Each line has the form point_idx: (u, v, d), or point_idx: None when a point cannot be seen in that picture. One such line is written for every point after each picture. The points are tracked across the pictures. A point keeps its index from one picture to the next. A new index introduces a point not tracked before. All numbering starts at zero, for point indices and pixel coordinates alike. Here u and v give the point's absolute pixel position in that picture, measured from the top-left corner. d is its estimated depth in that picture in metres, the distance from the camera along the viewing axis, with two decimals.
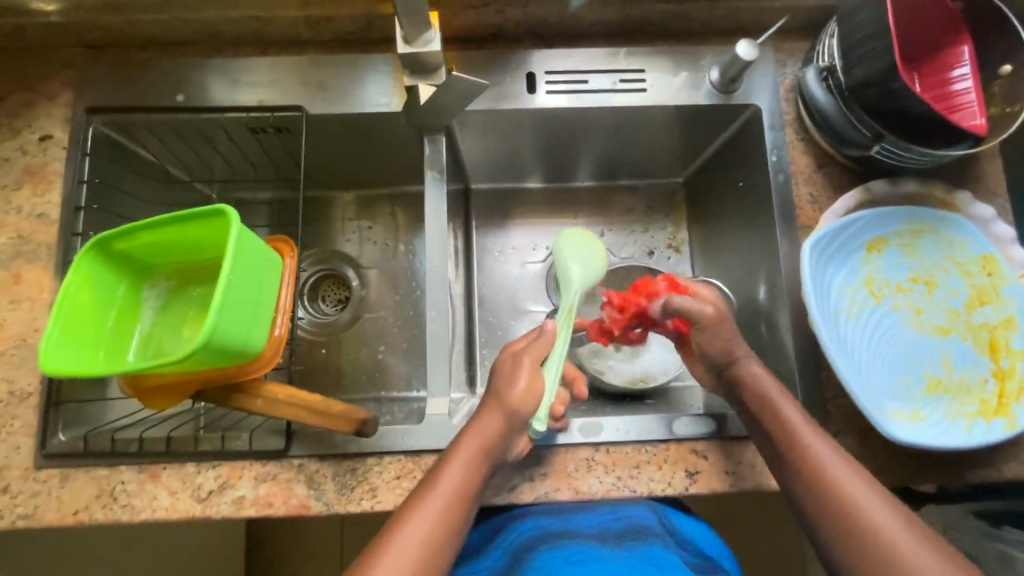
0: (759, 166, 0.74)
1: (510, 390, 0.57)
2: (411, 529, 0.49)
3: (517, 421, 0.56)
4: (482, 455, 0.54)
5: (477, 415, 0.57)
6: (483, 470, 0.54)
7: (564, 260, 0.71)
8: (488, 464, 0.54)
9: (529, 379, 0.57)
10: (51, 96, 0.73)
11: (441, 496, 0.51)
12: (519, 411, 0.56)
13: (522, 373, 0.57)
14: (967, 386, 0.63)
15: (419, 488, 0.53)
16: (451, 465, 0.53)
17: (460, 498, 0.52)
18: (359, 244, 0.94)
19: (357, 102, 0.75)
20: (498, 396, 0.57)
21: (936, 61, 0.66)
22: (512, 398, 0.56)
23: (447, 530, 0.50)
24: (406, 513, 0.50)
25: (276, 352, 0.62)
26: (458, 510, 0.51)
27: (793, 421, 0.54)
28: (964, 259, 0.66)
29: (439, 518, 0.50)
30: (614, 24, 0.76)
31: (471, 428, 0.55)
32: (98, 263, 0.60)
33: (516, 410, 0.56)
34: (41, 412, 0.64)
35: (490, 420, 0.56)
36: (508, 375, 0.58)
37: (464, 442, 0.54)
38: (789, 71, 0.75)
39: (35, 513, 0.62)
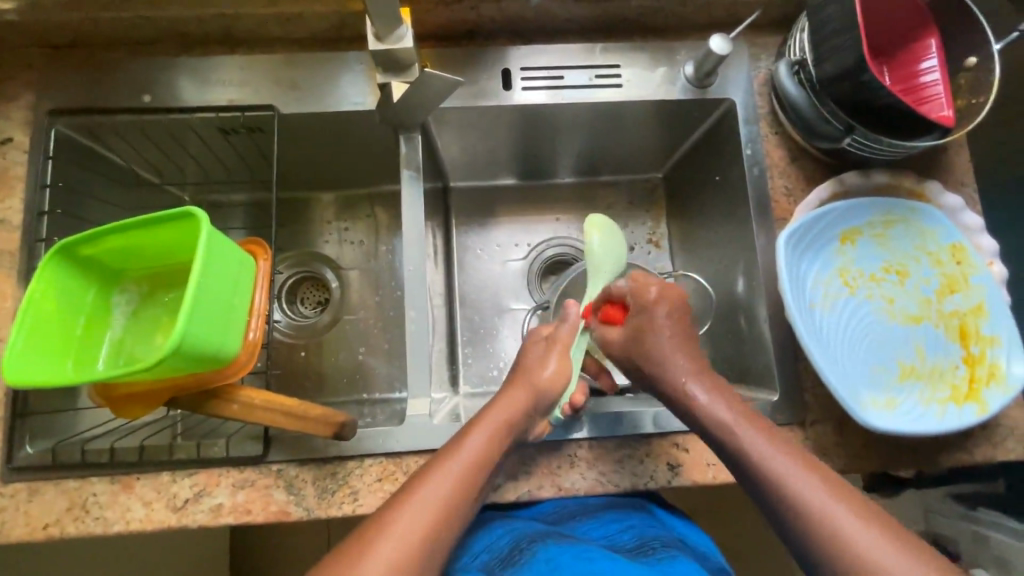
0: (736, 160, 0.75)
1: (541, 370, 0.59)
2: (429, 491, 0.48)
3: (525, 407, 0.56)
4: (506, 428, 0.54)
5: (502, 392, 0.58)
6: (504, 442, 0.54)
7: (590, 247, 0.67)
8: (510, 437, 0.55)
9: (559, 362, 0.59)
10: (10, 98, 0.71)
11: (463, 461, 0.51)
12: (546, 390, 0.58)
13: (550, 359, 0.60)
14: (940, 372, 0.64)
15: (438, 454, 0.52)
16: (476, 432, 0.53)
17: (480, 467, 0.52)
18: (337, 245, 0.92)
19: (330, 100, 0.73)
20: (526, 373, 0.59)
21: (904, 55, 0.67)
22: (542, 379, 0.58)
23: (466, 496, 0.50)
24: (426, 474, 0.50)
25: (251, 356, 0.61)
26: (476, 479, 0.51)
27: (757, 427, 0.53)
28: (935, 249, 0.67)
29: (459, 482, 0.50)
30: (589, 20, 0.76)
31: (495, 402, 0.56)
32: (63, 269, 0.58)
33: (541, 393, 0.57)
34: (7, 424, 0.62)
35: (519, 394, 0.57)
36: (537, 359, 0.60)
37: (489, 413, 0.55)
38: (763, 65, 0.76)
39: (3, 529, 0.60)
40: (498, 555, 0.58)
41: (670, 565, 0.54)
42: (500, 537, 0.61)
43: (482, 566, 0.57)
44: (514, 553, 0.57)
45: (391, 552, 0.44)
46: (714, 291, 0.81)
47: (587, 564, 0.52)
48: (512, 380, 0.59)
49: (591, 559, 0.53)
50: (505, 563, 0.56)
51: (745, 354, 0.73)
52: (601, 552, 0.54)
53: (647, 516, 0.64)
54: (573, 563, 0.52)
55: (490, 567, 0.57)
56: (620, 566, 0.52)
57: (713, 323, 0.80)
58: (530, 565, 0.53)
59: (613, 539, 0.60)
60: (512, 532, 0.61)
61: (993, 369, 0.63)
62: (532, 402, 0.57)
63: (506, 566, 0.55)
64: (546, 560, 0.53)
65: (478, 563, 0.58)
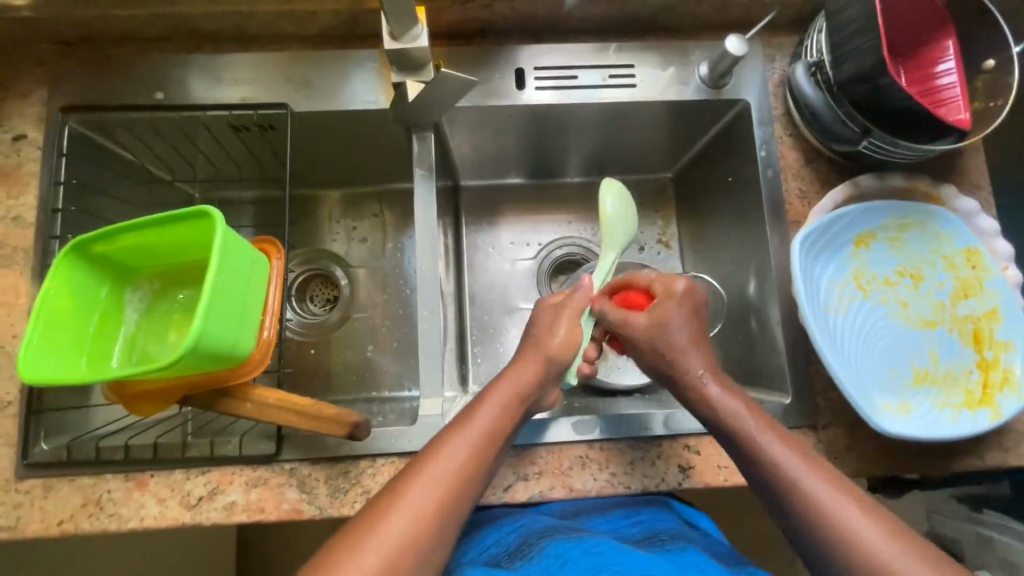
0: (749, 161, 0.74)
1: (551, 339, 0.59)
2: (441, 464, 0.49)
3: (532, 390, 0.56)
4: (516, 402, 0.54)
5: (512, 364, 0.58)
6: (515, 415, 0.55)
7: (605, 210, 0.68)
8: (521, 410, 0.55)
9: (569, 330, 0.60)
10: (24, 95, 0.71)
11: (475, 432, 0.51)
12: (556, 364, 0.58)
13: (562, 326, 0.60)
14: (954, 377, 0.64)
15: (448, 427, 0.53)
16: (487, 405, 0.54)
17: (491, 439, 0.52)
18: (346, 243, 0.92)
19: (344, 98, 0.73)
20: (536, 349, 0.60)
21: (921, 56, 0.66)
22: (553, 346, 0.59)
23: (479, 466, 0.50)
24: (438, 446, 0.50)
25: (265, 355, 0.61)
26: (488, 451, 0.51)
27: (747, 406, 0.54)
28: (950, 252, 0.67)
29: (471, 454, 0.50)
30: (604, 19, 0.75)
31: (504, 374, 0.57)
32: (78, 267, 0.58)
33: (546, 375, 0.57)
34: (22, 421, 0.62)
35: (528, 364, 0.57)
36: (549, 325, 0.60)
37: (501, 385, 0.55)
38: (778, 66, 0.75)
39: (18, 525, 0.60)
40: (507, 550, 0.58)
41: (682, 558, 0.54)
42: (509, 533, 0.61)
43: (491, 560, 0.57)
44: (523, 548, 0.57)
45: (402, 524, 0.45)
46: (725, 292, 0.80)
47: (595, 558, 0.52)
48: (523, 351, 0.59)
49: (600, 552, 0.52)
50: (514, 558, 0.56)
51: (757, 356, 0.74)
52: (612, 544, 0.54)
53: (656, 512, 0.64)
54: (582, 558, 0.52)
55: (499, 561, 0.57)
56: (629, 557, 0.52)
57: (724, 324, 0.80)
58: (539, 560, 0.53)
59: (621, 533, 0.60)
60: (520, 529, 0.61)
61: (1007, 374, 0.63)
62: (538, 378, 0.57)
63: (516, 561, 0.55)
64: (555, 555, 0.53)
65: (486, 557, 0.58)
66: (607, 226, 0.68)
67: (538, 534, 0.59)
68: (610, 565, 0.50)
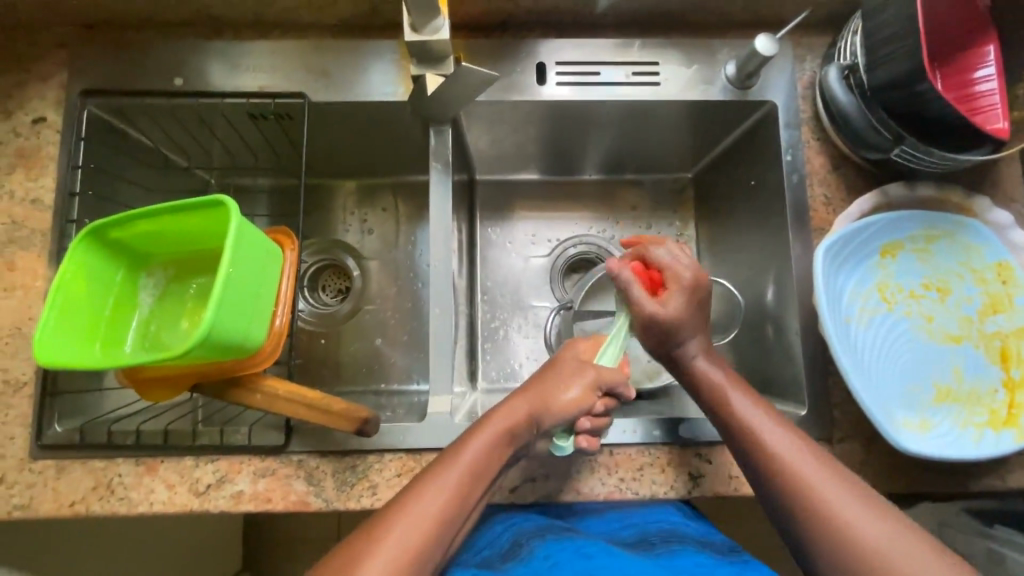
0: (774, 165, 0.72)
1: (561, 391, 0.57)
2: (420, 505, 0.48)
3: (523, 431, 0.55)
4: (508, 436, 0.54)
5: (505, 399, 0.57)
6: (501, 454, 0.54)
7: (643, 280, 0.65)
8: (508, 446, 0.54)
9: (582, 390, 0.57)
10: (45, 78, 0.71)
11: (455, 471, 0.50)
12: (553, 410, 0.56)
13: (579, 382, 0.58)
14: (977, 396, 0.62)
15: (430, 465, 0.52)
16: (473, 442, 0.52)
17: (473, 481, 0.51)
18: (360, 234, 0.92)
19: (362, 90, 0.72)
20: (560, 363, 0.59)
21: (959, 61, 0.63)
22: (557, 400, 0.56)
23: (456, 511, 0.49)
24: (419, 485, 0.49)
25: (276, 346, 0.61)
26: (468, 491, 0.50)
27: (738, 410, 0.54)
28: (979, 266, 0.65)
29: (450, 495, 0.49)
30: (629, 14, 0.73)
31: (497, 411, 0.55)
32: (94, 250, 0.58)
33: (543, 409, 0.56)
34: (37, 401, 0.63)
35: (525, 403, 0.56)
36: (563, 377, 0.58)
37: (493, 421, 0.54)
38: (808, 67, 0.73)
39: (31, 504, 0.61)
40: (499, 551, 0.59)
41: (675, 564, 0.54)
42: (500, 532, 0.62)
43: (482, 561, 0.58)
44: (514, 549, 0.58)
45: (381, 565, 0.44)
46: (742, 297, 0.79)
47: (585, 560, 0.53)
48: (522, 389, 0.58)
49: (589, 554, 0.54)
50: (506, 558, 0.57)
51: (772, 363, 0.72)
52: (603, 547, 0.55)
53: (652, 509, 0.65)
54: (573, 560, 0.53)
55: (490, 561, 0.58)
56: (621, 564, 0.52)
57: (741, 330, 0.78)
58: (529, 562, 0.54)
59: (613, 534, 0.62)
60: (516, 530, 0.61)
61: None
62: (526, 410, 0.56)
63: (507, 561, 0.56)
64: (544, 558, 0.54)
65: (479, 557, 0.59)
66: None
67: (528, 535, 0.60)
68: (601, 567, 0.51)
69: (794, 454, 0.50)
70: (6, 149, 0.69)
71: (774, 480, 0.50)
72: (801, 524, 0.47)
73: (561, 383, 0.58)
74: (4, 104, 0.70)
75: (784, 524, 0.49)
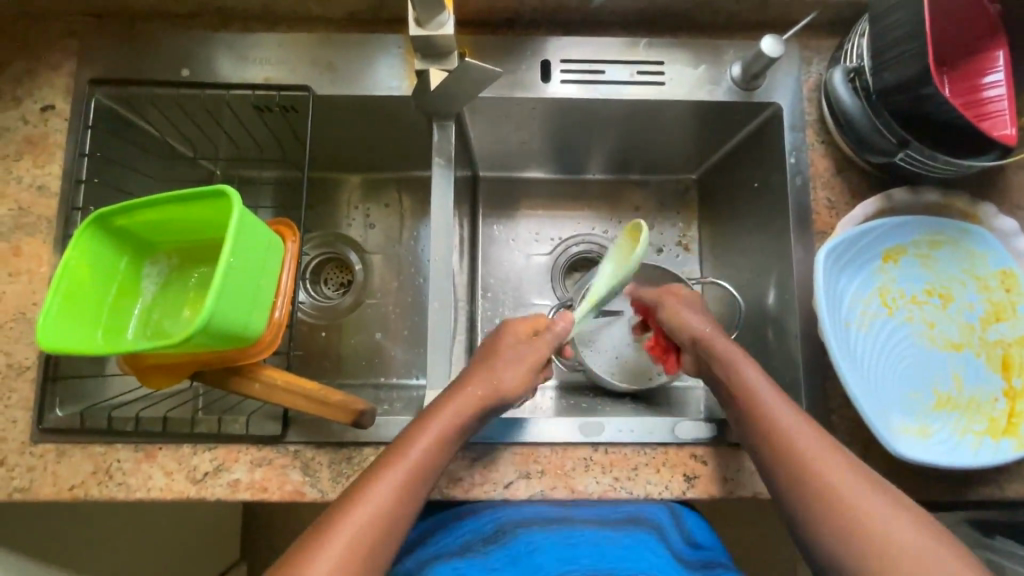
0: (778, 167, 0.72)
1: (505, 375, 0.57)
2: (368, 503, 0.48)
3: (488, 410, 0.56)
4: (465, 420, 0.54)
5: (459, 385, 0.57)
6: (449, 449, 0.54)
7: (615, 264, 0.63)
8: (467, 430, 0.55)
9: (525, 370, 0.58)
10: (54, 66, 0.71)
11: (405, 467, 0.51)
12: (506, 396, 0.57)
13: (521, 366, 0.58)
14: (978, 404, 0.62)
15: (377, 460, 0.52)
16: (420, 440, 0.53)
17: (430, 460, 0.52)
18: (362, 228, 0.92)
19: (366, 84, 0.73)
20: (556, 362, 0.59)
21: (967, 67, 0.63)
22: (505, 385, 0.57)
23: (405, 505, 0.50)
24: (368, 481, 0.50)
25: (275, 336, 0.61)
26: (416, 486, 0.51)
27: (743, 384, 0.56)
28: (983, 274, 0.65)
29: (398, 492, 0.50)
30: (635, 13, 0.73)
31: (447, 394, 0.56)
32: (99, 238, 0.59)
33: (491, 399, 0.56)
34: (39, 385, 0.64)
35: (472, 394, 0.55)
36: (506, 363, 0.58)
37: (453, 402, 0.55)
38: (815, 70, 0.73)
39: (31, 487, 0.62)
40: (479, 535, 0.64)
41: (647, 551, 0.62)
42: (484, 520, 0.65)
43: (463, 544, 0.64)
44: (496, 534, 0.64)
45: (329, 562, 0.45)
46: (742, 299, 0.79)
47: (567, 550, 0.61)
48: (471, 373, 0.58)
49: (572, 546, 0.61)
50: (487, 542, 0.64)
51: (771, 367, 0.72)
52: (585, 538, 0.62)
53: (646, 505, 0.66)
54: (556, 552, 0.61)
55: (471, 545, 0.64)
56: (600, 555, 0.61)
57: (742, 333, 0.78)
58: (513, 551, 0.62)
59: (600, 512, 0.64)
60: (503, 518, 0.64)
61: None
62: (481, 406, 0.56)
63: (489, 543, 0.63)
64: (529, 551, 0.62)
65: (460, 540, 0.65)
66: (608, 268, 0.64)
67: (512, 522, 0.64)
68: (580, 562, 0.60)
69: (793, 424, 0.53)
70: (14, 136, 0.69)
71: (780, 461, 0.51)
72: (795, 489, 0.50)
73: (505, 368, 0.57)
74: (13, 91, 0.70)
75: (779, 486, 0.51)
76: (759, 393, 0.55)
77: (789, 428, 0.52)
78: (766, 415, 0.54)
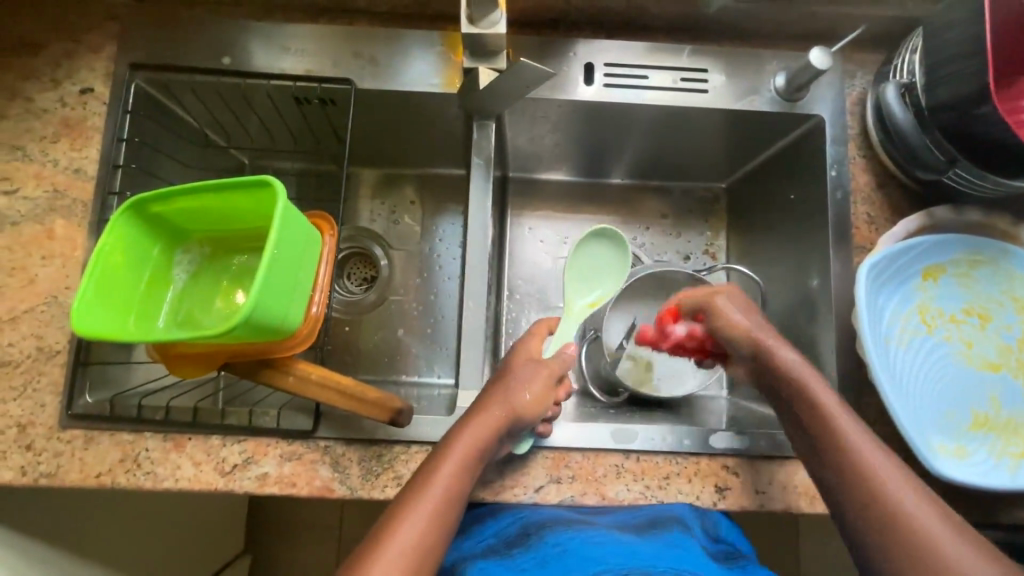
0: (817, 179, 0.71)
1: (521, 394, 0.58)
2: (402, 533, 0.48)
3: (517, 426, 0.57)
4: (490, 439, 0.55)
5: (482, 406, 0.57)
6: (473, 472, 0.53)
7: (599, 264, 0.75)
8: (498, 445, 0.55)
9: (540, 389, 0.59)
10: (94, 49, 0.71)
11: (434, 493, 0.50)
12: (523, 414, 0.57)
13: (534, 385, 0.59)
14: (1015, 426, 0.61)
15: (402, 493, 0.51)
16: (448, 463, 0.52)
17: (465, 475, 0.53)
18: (389, 224, 0.92)
19: (407, 79, 0.72)
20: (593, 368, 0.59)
21: (1015, 85, 0.62)
22: (522, 404, 0.57)
23: (441, 530, 0.49)
24: (396, 513, 0.49)
25: (312, 330, 0.61)
26: (449, 511, 0.50)
27: (822, 400, 0.55)
28: (1022, 295, 0.65)
29: (429, 523, 0.49)
30: (680, 19, 0.73)
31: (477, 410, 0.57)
32: (136, 224, 0.58)
33: (514, 421, 0.56)
34: (70, 370, 0.63)
35: (495, 416, 0.56)
36: (523, 381, 0.59)
37: (482, 420, 0.55)
38: (858, 83, 0.72)
39: (57, 473, 0.61)
40: (505, 536, 0.61)
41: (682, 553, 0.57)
42: (509, 522, 0.62)
43: (488, 549, 0.61)
44: (522, 538, 0.60)
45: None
46: (773, 311, 0.78)
47: (596, 549, 0.56)
48: (489, 397, 0.58)
49: (601, 544, 0.56)
50: (514, 545, 0.60)
51: None
52: (612, 537, 0.58)
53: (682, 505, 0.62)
54: (585, 550, 0.56)
55: (495, 549, 0.61)
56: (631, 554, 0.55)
57: None
58: (537, 553, 0.57)
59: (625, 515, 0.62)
60: (529, 518, 0.62)
61: None
62: (504, 429, 0.56)
63: (514, 549, 0.59)
64: (554, 549, 0.56)
65: (485, 544, 0.61)
66: (599, 274, 0.75)
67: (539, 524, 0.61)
68: (612, 559, 0.54)
69: (857, 433, 0.53)
70: (51, 117, 0.69)
71: (847, 472, 0.51)
72: (867, 510, 0.48)
73: (518, 389, 0.58)
74: (52, 72, 0.70)
75: (841, 506, 0.51)
76: (834, 421, 0.53)
77: (857, 436, 0.52)
78: (831, 424, 0.53)
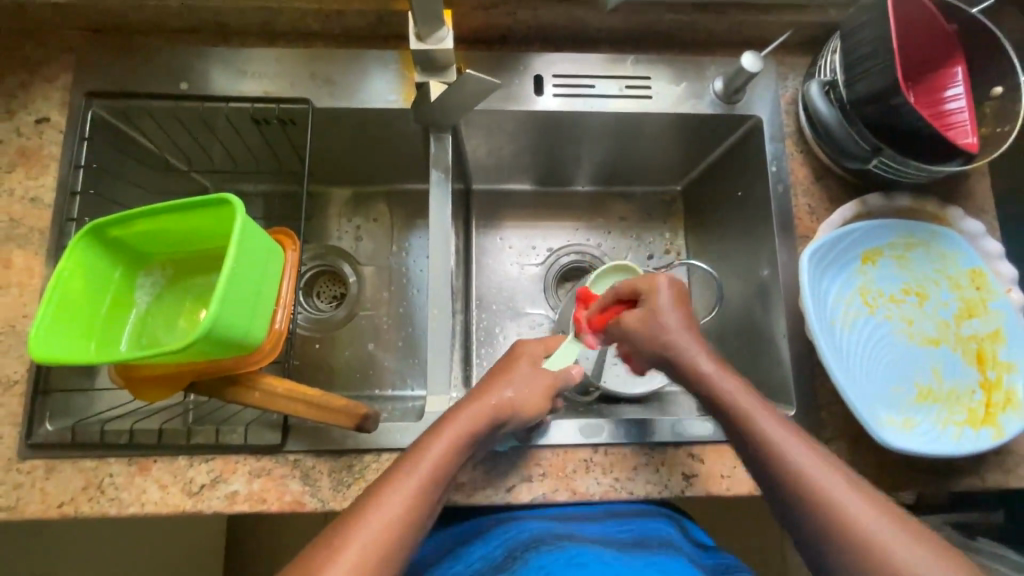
0: (760, 175, 0.75)
1: (511, 390, 0.58)
2: (375, 516, 0.47)
3: (513, 414, 0.57)
4: (471, 432, 0.54)
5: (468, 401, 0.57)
6: (458, 459, 0.53)
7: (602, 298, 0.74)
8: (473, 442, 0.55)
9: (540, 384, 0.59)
10: (50, 79, 0.72)
11: (416, 476, 0.50)
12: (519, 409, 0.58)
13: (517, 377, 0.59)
14: (957, 396, 0.65)
15: (387, 473, 0.51)
16: (433, 446, 0.53)
17: (444, 468, 0.52)
18: (355, 240, 0.93)
19: (364, 96, 0.75)
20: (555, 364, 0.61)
21: (930, 82, 0.67)
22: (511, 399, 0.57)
23: (416, 516, 0.49)
24: (373, 496, 0.49)
25: (275, 345, 0.61)
26: (430, 493, 0.50)
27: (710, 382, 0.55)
28: (955, 273, 0.69)
29: (410, 502, 0.49)
30: (623, 31, 0.77)
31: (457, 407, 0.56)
32: (94, 249, 0.58)
33: (504, 415, 0.57)
34: (29, 400, 0.62)
35: (481, 408, 0.56)
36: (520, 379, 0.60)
37: (462, 415, 0.55)
38: (790, 85, 0.77)
39: (17, 505, 0.60)
40: (491, 562, 0.58)
41: (666, 569, 0.55)
42: (494, 545, 0.60)
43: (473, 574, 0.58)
44: (506, 562, 0.57)
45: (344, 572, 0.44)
46: (732, 303, 0.81)
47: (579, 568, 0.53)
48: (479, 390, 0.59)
49: (582, 564, 0.53)
50: (497, 570, 0.57)
51: (761, 367, 0.74)
52: (595, 555, 0.55)
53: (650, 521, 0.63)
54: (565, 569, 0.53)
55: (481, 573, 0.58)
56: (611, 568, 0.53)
57: (732, 336, 0.81)
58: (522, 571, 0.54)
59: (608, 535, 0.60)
60: (513, 538, 0.60)
61: (1009, 396, 0.63)
62: (492, 420, 0.56)
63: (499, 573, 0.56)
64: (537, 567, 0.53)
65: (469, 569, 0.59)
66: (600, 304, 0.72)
67: (522, 545, 0.58)
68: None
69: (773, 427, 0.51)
70: (7, 148, 0.69)
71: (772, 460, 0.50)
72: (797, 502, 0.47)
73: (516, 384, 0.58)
74: (7, 104, 0.70)
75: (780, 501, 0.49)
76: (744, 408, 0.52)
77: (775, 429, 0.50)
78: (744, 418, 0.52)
